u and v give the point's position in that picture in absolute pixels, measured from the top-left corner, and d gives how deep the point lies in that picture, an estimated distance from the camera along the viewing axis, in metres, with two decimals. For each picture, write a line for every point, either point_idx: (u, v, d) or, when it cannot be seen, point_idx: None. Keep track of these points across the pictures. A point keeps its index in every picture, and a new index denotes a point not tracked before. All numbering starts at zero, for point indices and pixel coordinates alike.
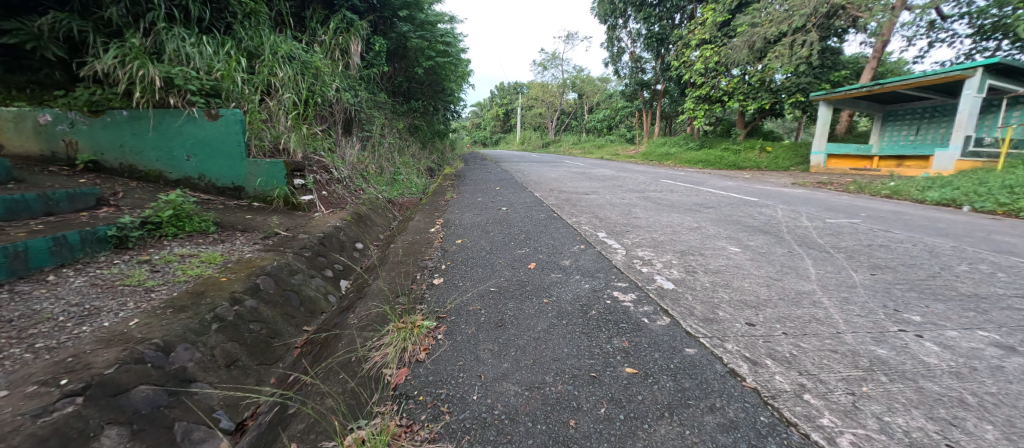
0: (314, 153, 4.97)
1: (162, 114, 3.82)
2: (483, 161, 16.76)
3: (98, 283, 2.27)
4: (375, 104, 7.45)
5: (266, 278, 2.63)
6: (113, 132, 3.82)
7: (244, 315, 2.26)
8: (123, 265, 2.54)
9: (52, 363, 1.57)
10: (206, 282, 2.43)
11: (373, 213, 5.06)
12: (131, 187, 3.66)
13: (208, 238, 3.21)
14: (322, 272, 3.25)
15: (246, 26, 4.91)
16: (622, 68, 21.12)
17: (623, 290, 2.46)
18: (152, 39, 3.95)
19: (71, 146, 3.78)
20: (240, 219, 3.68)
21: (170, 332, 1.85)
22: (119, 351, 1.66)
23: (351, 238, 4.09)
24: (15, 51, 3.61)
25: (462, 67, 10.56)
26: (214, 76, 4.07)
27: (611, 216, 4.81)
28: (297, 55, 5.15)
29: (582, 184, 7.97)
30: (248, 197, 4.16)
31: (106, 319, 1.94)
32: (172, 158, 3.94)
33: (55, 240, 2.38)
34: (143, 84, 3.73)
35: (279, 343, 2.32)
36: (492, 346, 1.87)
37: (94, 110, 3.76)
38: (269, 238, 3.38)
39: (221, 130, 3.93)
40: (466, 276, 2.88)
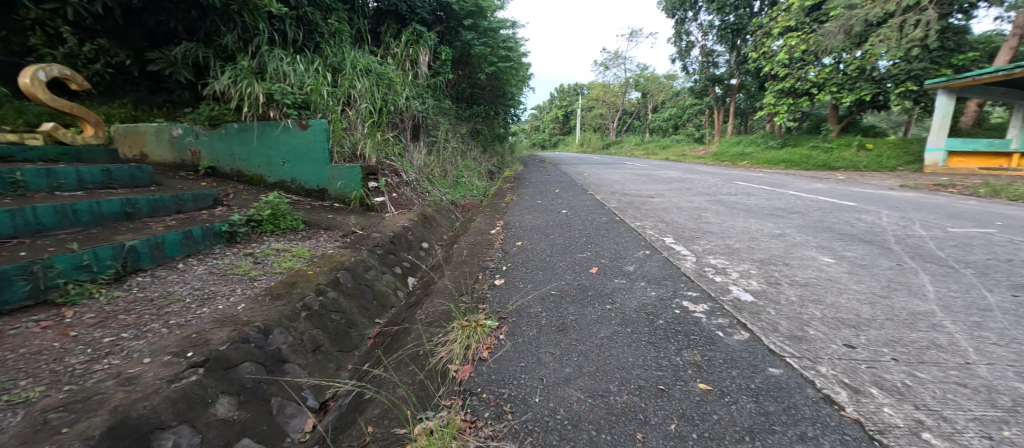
0: (386, 158, 5.34)
1: (263, 125, 4.36)
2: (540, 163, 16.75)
3: (214, 272, 2.65)
4: (440, 110, 7.83)
5: (345, 273, 2.88)
6: (226, 142, 4.43)
7: (327, 306, 2.50)
8: (233, 257, 2.93)
9: (181, 337, 1.86)
10: (297, 274, 2.73)
11: (437, 215, 5.31)
12: (239, 190, 4.20)
13: (297, 235, 3.59)
14: (392, 269, 3.48)
15: (331, 44, 5.43)
16: (691, 64, 19.87)
17: (694, 300, 2.30)
18: (257, 60, 4.56)
19: (195, 156, 4.46)
20: (324, 218, 4.07)
21: (269, 317, 2.11)
22: (230, 330, 1.92)
23: (418, 237, 4.33)
24: (157, 76, 4.62)
25: (523, 71, 10.69)
26: (305, 90, 4.57)
27: (679, 220, 4.54)
28: (373, 68, 5.57)
29: (646, 187, 7.62)
30: (330, 199, 4.58)
31: (220, 303, 2.25)
32: (270, 164, 4.47)
33: (185, 234, 2.82)
34: (250, 100, 4.29)
35: (355, 332, 2.55)
36: (553, 350, 1.86)
37: (213, 124, 4.40)
38: (347, 236, 3.70)
39: (309, 138, 4.38)
40: (527, 278, 2.91)
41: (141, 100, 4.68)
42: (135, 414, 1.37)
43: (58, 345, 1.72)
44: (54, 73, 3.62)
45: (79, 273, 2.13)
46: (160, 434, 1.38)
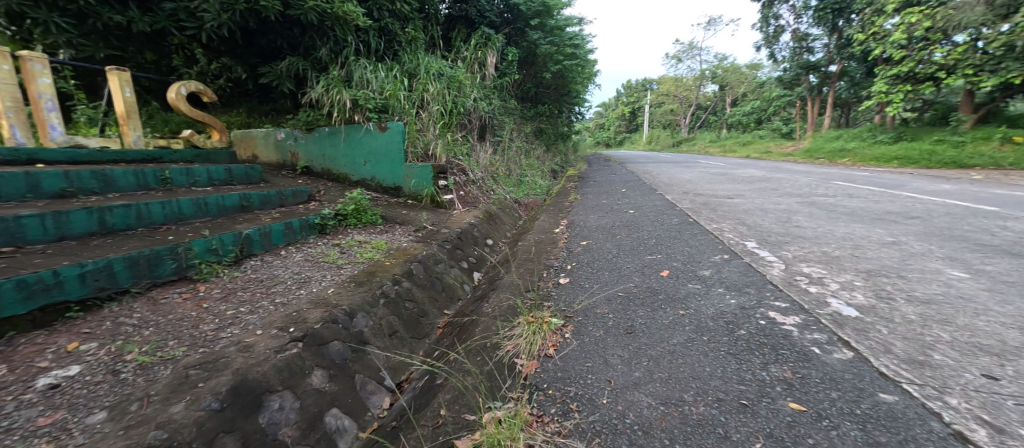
0: (454, 157, 5.57)
1: (349, 128, 4.80)
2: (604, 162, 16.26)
3: (309, 259, 2.99)
4: (506, 110, 7.96)
5: (418, 265, 3.07)
6: (318, 144, 4.96)
7: (402, 294, 2.69)
8: (323, 246, 3.28)
9: (284, 314, 2.12)
10: (376, 264, 2.97)
11: (502, 213, 5.43)
12: (328, 188, 4.67)
13: (376, 229, 3.89)
14: (459, 264, 3.64)
15: (408, 51, 5.79)
16: (779, 51, 17.90)
17: (782, 311, 2.08)
18: (346, 70, 5.02)
19: (294, 157, 5.04)
20: (399, 214, 4.37)
21: (354, 302, 2.32)
22: (322, 311, 2.15)
23: (483, 234, 4.47)
24: (265, 88, 5.32)
25: (589, 68, 10.46)
26: (385, 95, 4.93)
27: (763, 223, 4.13)
28: (445, 72, 5.83)
29: (724, 187, 7.03)
30: (404, 196, 4.90)
31: (313, 287, 2.52)
32: (354, 164, 4.91)
33: (286, 225, 3.21)
34: (339, 106, 4.75)
35: (426, 321, 2.71)
36: (621, 352, 1.81)
37: (309, 128, 4.94)
38: (419, 231, 3.94)
39: (387, 139, 4.72)
40: (593, 279, 2.85)
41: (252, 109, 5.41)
42: (251, 377, 1.60)
43: (194, 314, 2.06)
44: (193, 88, 4.33)
45: (210, 256, 2.53)
46: (269, 396, 1.60)
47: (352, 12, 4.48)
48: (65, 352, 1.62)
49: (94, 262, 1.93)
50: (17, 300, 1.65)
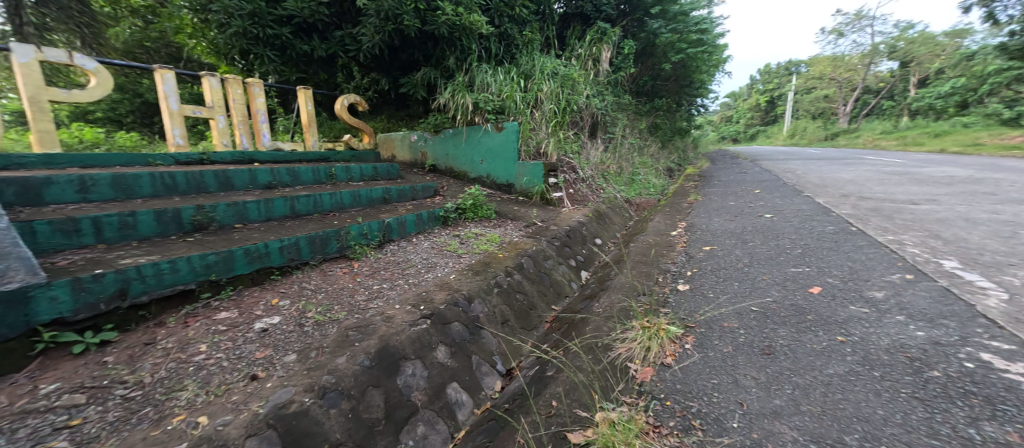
0: (566, 155, 5.57)
1: (470, 129, 5.19)
2: (731, 159, 14.38)
3: (435, 247, 3.33)
4: (620, 106, 7.63)
5: (528, 260, 3.17)
6: (444, 145, 5.47)
7: (514, 286, 2.82)
8: (446, 236, 3.62)
9: (416, 293, 2.41)
10: (491, 255, 3.16)
11: (612, 213, 5.25)
12: (451, 184, 5.14)
13: (490, 223, 4.14)
14: (568, 261, 3.64)
15: (525, 53, 5.96)
16: (1004, 9, 13.32)
17: (1003, 355, 1.56)
18: (469, 75, 5.41)
19: (424, 157, 5.66)
20: (511, 209, 4.56)
21: (472, 289, 2.51)
22: (446, 294, 2.38)
23: (592, 233, 4.39)
24: (403, 97, 6.08)
25: (718, 54, 9.34)
26: (502, 97, 5.18)
27: (967, 238, 3.15)
28: (559, 71, 5.79)
29: (902, 190, 5.57)
30: (516, 193, 5.10)
31: (438, 272, 2.81)
32: (473, 162, 5.30)
33: (417, 216, 3.63)
34: (463, 109, 5.17)
35: (535, 314, 2.78)
36: (757, 374, 1.59)
37: (436, 130, 5.49)
38: (530, 226, 4.06)
39: (503, 139, 4.97)
40: (717, 289, 2.55)
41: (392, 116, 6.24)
42: (392, 344, 1.87)
43: (350, 285, 2.49)
44: (352, 100, 5.21)
45: (361, 239, 3.01)
46: (405, 363, 1.84)
47: (477, 21, 4.82)
48: (271, 305, 2.13)
49: (287, 238, 2.48)
50: (244, 263, 2.23)
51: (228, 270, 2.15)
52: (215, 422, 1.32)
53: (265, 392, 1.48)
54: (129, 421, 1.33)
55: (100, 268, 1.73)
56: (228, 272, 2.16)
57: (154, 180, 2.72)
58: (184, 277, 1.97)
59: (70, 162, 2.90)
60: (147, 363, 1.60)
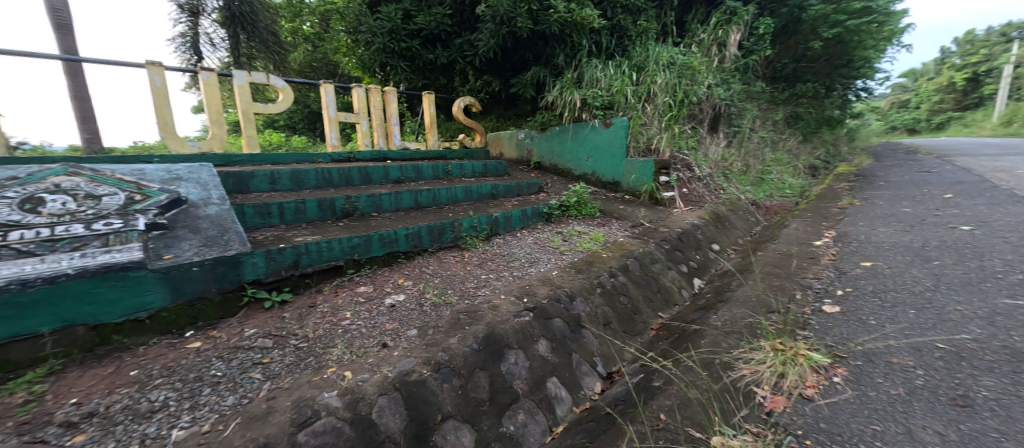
0: (680, 152, 5.11)
1: (577, 126, 5.12)
2: (904, 154, 11.46)
3: (539, 242, 3.37)
4: (750, 95, 6.70)
5: (634, 262, 3.02)
6: (549, 142, 5.51)
7: (617, 288, 2.71)
8: (550, 233, 3.63)
9: (520, 285, 2.49)
10: (594, 255, 3.08)
11: (734, 216, 4.65)
12: (555, 181, 5.15)
13: (594, 222, 4.04)
14: (678, 266, 3.35)
15: (638, 44, 5.62)
16: None
17: None
18: (578, 72, 5.34)
19: (530, 154, 5.78)
20: (617, 208, 4.38)
21: (575, 287, 2.49)
22: (549, 289, 2.41)
23: (708, 238, 3.96)
24: (513, 96, 6.28)
25: (892, 24, 7.48)
26: (612, 92, 4.99)
27: None
28: (676, 60, 5.32)
29: None
30: (622, 191, 4.88)
31: (541, 266, 2.85)
32: (578, 159, 5.22)
33: (523, 211, 3.72)
34: (570, 106, 5.12)
35: (640, 319, 2.64)
36: (941, 430, 1.26)
37: (543, 128, 5.55)
38: (636, 227, 3.85)
39: (612, 135, 4.79)
40: (881, 315, 2.06)
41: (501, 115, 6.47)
42: (498, 331, 1.97)
43: (461, 273, 2.69)
44: (468, 101, 5.61)
45: (472, 231, 3.23)
46: (508, 351, 1.93)
47: (589, 15, 4.75)
48: (397, 284, 2.42)
49: (412, 227, 2.79)
50: (379, 246, 2.59)
51: (367, 251, 2.53)
52: (358, 378, 1.57)
53: (394, 359, 1.70)
54: (298, 366, 1.66)
55: (282, 243, 2.21)
56: (367, 253, 2.53)
57: (318, 174, 3.35)
58: (334, 255, 2.37)
59: (265, 160, 3.75)
60: (310, 321, 1.97)
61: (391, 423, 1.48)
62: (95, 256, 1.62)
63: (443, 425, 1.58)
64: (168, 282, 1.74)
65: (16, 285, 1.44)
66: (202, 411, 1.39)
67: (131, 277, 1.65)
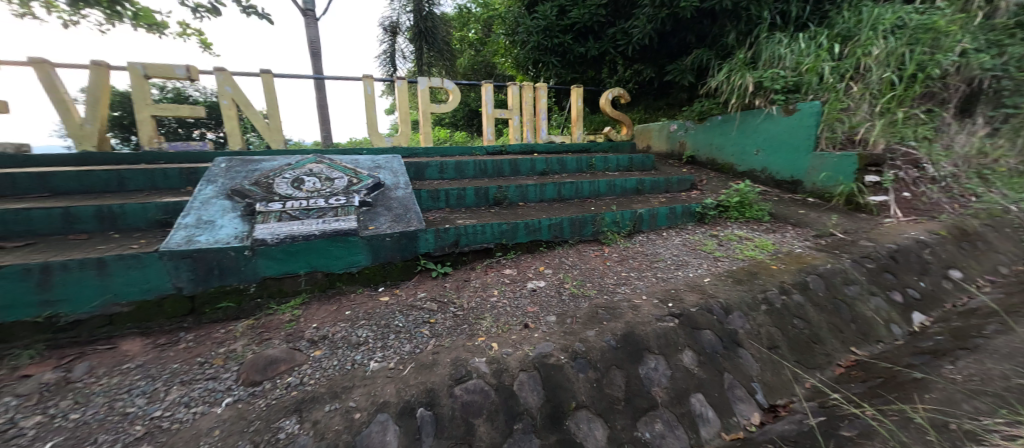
0: (902, 144, 3.88)
1: (746, 114, 4.37)
2: None
3: (688, 244, 3.04)
4: None
5: (817, 279, 2.46)
6: (709, 133, 4.86)
7: (790, 308, 2.26)
8: (702, 235, 3.23)
9: (664, 289, 2.31)
10: (760, 265, 2.62)
11: (992, 234, 3.32)
12: (712, 177, 4.55)
13: (761, 227, 3.44)
14: (886, 293, 2.58)
15: (846, 7, 4.39)
16: None
17: None
18: (753, 50, 4.54)
19: (683, 146, 5.23)
20: (795, 213, 3.62)
21: (732, 298, 2.19)
22: (699, 297, 2.18)
23: (941, 261, 2.93)
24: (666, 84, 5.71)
25: None
26: (799, 72, 4.12)
27: None
28: (908, 21, 4.00)
29: None
30: (804, 192, 4.01)
31: (690, 271, 2.57)
32: (744, 153, 4.48)
33: (671, 209, 3.40)
34: (739, 91, 4.35)
35: (820, 350, 2.15)
36: None
37: (702, 118, 4.93)
38: (822, 237, 3.13)
39: (795, 124, 3.95)
40: None
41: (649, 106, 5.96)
42: (638, 332, 1.90)
43: (601, 267, 2.64)
44: (616, 93, 5.35)
45: (614, 226, 3.13)
46: (648, 355, 1.84)
47: None
48: (538, 271, 2.54)
49: (555, 218, 2.88)
50: (524, 234, 2.76)
51: (513, 237, 2.73)
52: (502, 351, 1.74)
53: (534, 341, 1.82)
54: (454, 330, 1.91)
55: (447, 224, 2.56)
56: (513, 239, 2.73)
57: (476, 165, 3.76)
58: (486, 238, 2.63)
59: (436, 153, 4.39)
60: (465, 293, 2.24)
61: (530, 398, 1.59)
62: (330, 222, 2.20)
63: (577, 413, 1.61)
64: (371, 248, 2.24)
65: (289, 238, 2.06)
66: (388, 351, 1.75)
67: (350, 241, 2.18)
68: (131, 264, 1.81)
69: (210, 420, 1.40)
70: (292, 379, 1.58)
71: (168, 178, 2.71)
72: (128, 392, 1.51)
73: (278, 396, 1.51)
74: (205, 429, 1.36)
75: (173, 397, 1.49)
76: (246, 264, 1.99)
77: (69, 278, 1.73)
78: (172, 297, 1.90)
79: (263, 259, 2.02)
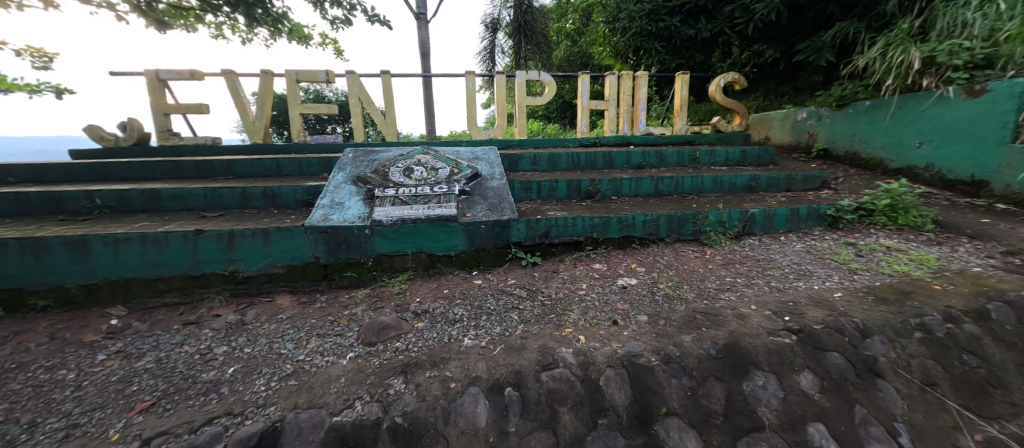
0: None
1: (907, 98, 3.50)
2: None
3: (813, 252, 2.61)
4: None
5: (1003, 308, 1.92)
6: (850, 122, 4.02)
7: (959, 340, 1.81)
8: (832, 242, 2.75)
9: (779, 300, 2.03)
10: (915, 283, 2.13)
11: None
12: (850, 174, 3.82)
13: (919, 236, 2.79)
14: None
15: None
16: None
17: None
18: (924, 18, 3.59)
19: (812, 138, 4.45)
20: (974, 222, 2.86)
21: (871, 318, 1.84)
22: (826, 314, 1.87)
23: None
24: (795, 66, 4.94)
25: None
26: (994, 41, 3.15)
27: None
28: None
29: None
30: (990, 196, 3.14)
31: (815, 283, 2.22)
32: (900, 145, 3.63)
33: (793, 210, 2.96)
34: (898, 69, 3.50)
35: (1001, 398, 1.69)
36: None
37: (841, 104, 4.06)
38: (1016, 256, 2.42)
39: (983, 109, 3.06)
40: None
41: (769, 91, 5.23)
42: (744, 344, 1.72)
43: (701, 270, 2.42)
44: (729, 79, 4.79)
45: (718, 226, 2.85)
46: (756, 370, 1.65)
47: None
48: (630, 269, 2.43)
49: (651, 214, 2.73)
50: (616, 229, 2.68)
51: (605, 232, 2.66)
52: (590, 345, 1.72)
53: (622, 339, 1.77)
54: (542, 319, 1.95)
55: (539, 215, 2.60)
56: (604, 233, 2.66)
57: (569, 158, 3.73)
58: (576, 231, 2.61)
59: (530, 145, 4.46)
60: (553, 284, 2.26)
61: (616, 396, 1.56)
62: (434, 208, 2.40)
63: (667, 420, 1.53)
64: (468, 233, 2.39)
65: (400, 220, 2.30)
66: (480, 331, 1.86)
67: (450, 226, 2.35)
68: (286, 234, 2.22)
69: (337, 368, 1.66)
70: (400, 344, 1.79)
71: (311, 165, 3.23)
72: (281, 337, 1.87)
73: (389, 357, 1.71)
74: (334, 376, 1.62)
75: (312, 345, 1.80)
76: (366, 241, 2.29)
77: (244, 243, 2.18)
78: (312, 264, 2.28)
79: (379, 238, 2.30)
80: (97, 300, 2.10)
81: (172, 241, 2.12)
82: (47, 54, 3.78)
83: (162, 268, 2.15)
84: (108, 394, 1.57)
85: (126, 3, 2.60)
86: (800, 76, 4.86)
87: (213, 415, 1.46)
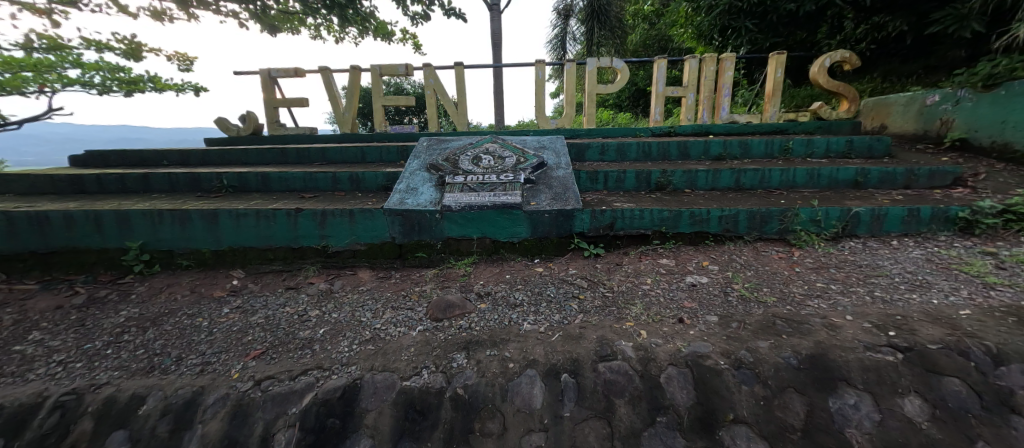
0: None
1: None
2: None
3: (934, 260, 2.22)
4: None
5: None
6: (1001, 107, 3.25)
7: None
8: (962, 250, 2.31)
9: (884, 313, 1.77)
10: None
11: None
12: (995, 169, 3.15)
13: None
14: None
15: None
16: None
17: None
18: None
19: (946, 125, 3.67)
20: None
21: (1008, 343, 1.53)
22: (945, 333, 1.60)
23: None
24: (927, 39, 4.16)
25: None
26: None
27: None
28: None
29: None
30: None
31: (933, 296, 1.89)
32: None
33: (910, 211, 2.53)
34: None
35: None
36: None
37: (990, 85, 3.29)
38: None
39: None
40: None
41: (890, 71, 4.46)
42: (833, 357, 1.54)
43: (786, 272, 2.19)
44: (837, 58, 4.18)
45: (811, 226, 2.54)
46: (845, 387, 1.48)
47: None
48: (701, 266, 2.29)
49: (729, 209, 2.52)
50: (687, 223, 2.53)
51: (674, 226, 2.52)
52: (651, 340, 1.68)
53: (688, 338, 1.69)
54: (603, 310, 1.93)
55: (604, 206, 2.55)
56: (674, 228, 2.53)
57: (639, 148, 3.58)
58: (643, 224, 2.51)
59: (599, 134, 4.34)
60: (616, 276, 2.22)
61: (678, 395, 1.50)
62: (499, 196, 2.48)
63: (734, 427, 1.44)
64: (531, 221, 2.43)
65: (467, 206, 2.41)
66: (540, 317, 1.90)
67: (513, 214, 2.42)
68: (368, 215, 2.44)
69: (407, 339, 1.82)
70: (464, 323, 1.89)
71: (391, 153, 3.50)
72: (362, 307, 2.09)
73: (453, 333, 1.83)
74: (404, 345, 1.77)
75: (387, 317, 1.99)
76: (436, 224, 2.44)
77: (334, 221, 2.46)
78: (388, 244, 2.50)
79: (447, 222, 2.44)
80: (224, 263, 2.52)
81: (279, 217, 2.46)
82: (189, 58, 4.52)
83: (270, 240, 2.50)
84: (230, 340, 1.90)
85: (247, 11, 3.01)
86: (934, 52, 4.07)
87: (307, 367, 1.69)
